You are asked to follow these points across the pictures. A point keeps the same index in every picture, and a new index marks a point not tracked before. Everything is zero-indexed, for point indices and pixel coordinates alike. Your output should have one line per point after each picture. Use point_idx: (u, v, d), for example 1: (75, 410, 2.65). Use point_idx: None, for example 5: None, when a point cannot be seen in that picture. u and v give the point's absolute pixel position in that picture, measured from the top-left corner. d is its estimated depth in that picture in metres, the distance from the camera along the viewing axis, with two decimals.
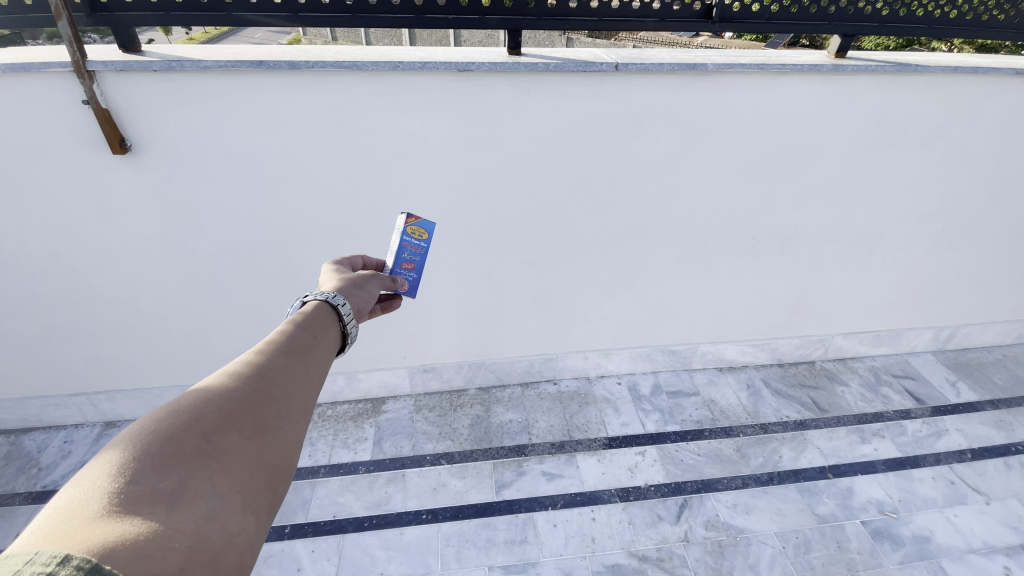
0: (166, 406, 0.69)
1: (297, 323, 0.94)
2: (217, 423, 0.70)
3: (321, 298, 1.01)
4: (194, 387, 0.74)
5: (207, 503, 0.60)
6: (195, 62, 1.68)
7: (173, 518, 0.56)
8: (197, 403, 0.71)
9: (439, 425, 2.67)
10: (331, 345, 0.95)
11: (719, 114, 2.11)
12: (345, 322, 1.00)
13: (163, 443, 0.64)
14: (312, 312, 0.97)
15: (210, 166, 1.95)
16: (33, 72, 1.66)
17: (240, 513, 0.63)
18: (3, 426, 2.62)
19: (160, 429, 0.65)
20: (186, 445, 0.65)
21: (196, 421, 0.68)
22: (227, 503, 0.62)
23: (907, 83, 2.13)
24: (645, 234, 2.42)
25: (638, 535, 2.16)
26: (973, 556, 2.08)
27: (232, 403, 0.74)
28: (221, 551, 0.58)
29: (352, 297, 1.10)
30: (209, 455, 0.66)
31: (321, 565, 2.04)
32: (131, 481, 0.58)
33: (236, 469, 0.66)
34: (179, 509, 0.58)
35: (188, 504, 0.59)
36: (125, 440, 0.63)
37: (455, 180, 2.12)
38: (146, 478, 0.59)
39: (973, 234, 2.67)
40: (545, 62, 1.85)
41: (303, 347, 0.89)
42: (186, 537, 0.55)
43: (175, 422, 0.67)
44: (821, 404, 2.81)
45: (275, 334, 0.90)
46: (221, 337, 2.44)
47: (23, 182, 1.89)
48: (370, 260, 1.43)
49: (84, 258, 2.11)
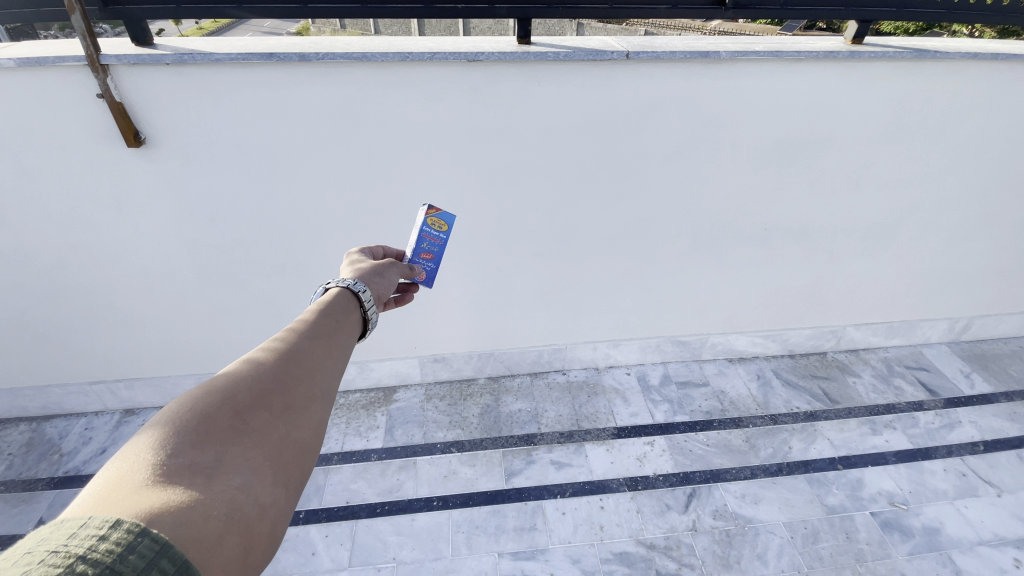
0: (201, 385, 0.72)
1: (321, 308, 0.94)
2: (248, 400, 0.72)
3: (343, 284, 1.01)
4: (225, 367, 0.76)
5: (240, 476, 0.63)
6: (206, 55, 1.69)
7: (210, 490, 0.59)
8: (229, 382, 0.73)
9: (449, 413, 2.70)
10: (353, 329, 0.96)
11: (731, 102, 2.08)
12: (366, 308, 1.01)
13: (199, 419, 0.66)
14: (335, 297, 0.98)
15: (222, 158, 1.97)
16: (49, 65, 1.69)
17: (272, 487, 0.65)
18: (26, 412, 2.70)
19: (195, 406, 0.68)
20: (221, 422, 0.67)
21: (229, 399, 0.71)
22: (259, 477, 0.64)
23: (926, 69, 2.08)
24: (655, 224, 2.41)
25: (646, 524, 2.18)
26: (984, 548, 2.07)
27: (261, 382, 0.75)
28: (254, 522, 0.60)
29: (372, 284, 1.10)
30: (242, 432, 0.68)
31: (335, 550, 2.09)
32: (171, 454, 0.61)
33: (267, 445, 0.68)
34: (215, 481, 0.60)
35: (223, 477, 0.62)
36: (164, 416, 0.65)
37: (465, 171, 2.12)
38: (184, 451, 0.62)
39: (991, 224, 2.62)
40: (555, 51, 1.83)
41: (328, 331, 0.90)
42: (222, 506, 0.58)
43: (209, 400, 0.69)
44: (832, 396, 2.80)
45: (301, 317, 0.91)
46: (235, 327, 2.48)
47: (41, 175, 1.93)
48: (391, 250, 1.42)
49: (101, 249, 2.15)
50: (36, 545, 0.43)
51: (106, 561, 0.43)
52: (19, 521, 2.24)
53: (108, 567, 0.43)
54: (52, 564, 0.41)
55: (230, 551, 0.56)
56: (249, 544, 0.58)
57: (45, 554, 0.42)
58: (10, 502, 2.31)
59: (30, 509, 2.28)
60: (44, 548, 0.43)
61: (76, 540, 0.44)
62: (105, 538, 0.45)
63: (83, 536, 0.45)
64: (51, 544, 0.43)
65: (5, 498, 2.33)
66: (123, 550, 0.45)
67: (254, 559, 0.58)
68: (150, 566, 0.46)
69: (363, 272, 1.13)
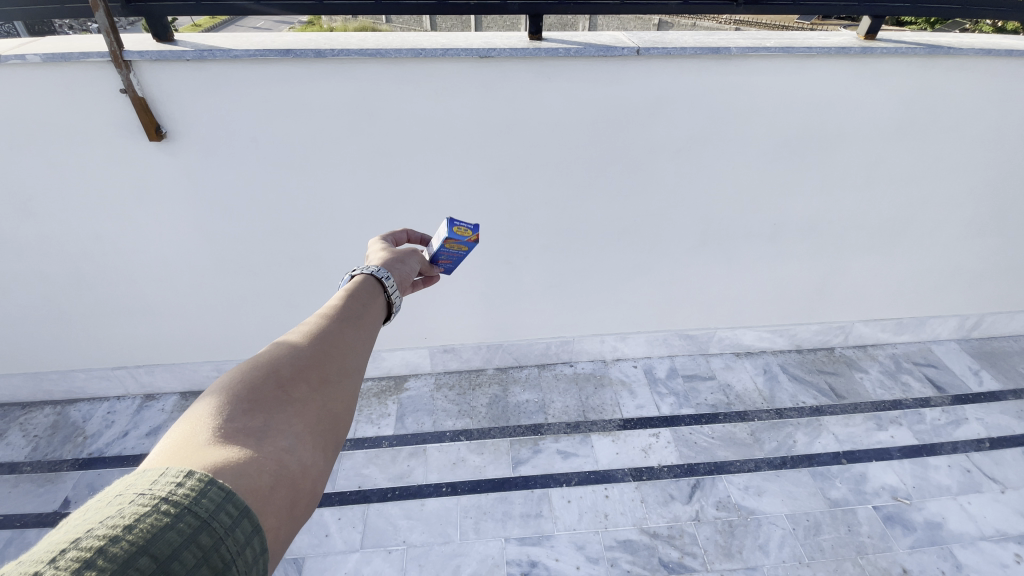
0: (244, 364, 0.77)
1: (348, 294, 0.99)
2: (289, 375, 0.78)
3: (368, 271, 1.05)
4: (267, 347, 0.82)
5: (285, 440, 0.68)
6: (225, 51, 1.74)
7: (260, 450, 0.64)
8: (271, 358, 0.79)
9: (458, 402, 2.76)
10: (380, 313, 1.00)
11: (742, 97, 2.08)
12: (390, 293, 1.05)
13: (247, 391, 0.73)
14: (361, 283, 1.03)
15: (240, 152, 2.02)
16: (74, 61, 1.74)
17: (312, 450, 0.70)
18: (52, 396, 2.81)
19: (243, 380, 0.74)
20: (266, 393, 0.73)
21: (272, 374, 0.77)
22: (301, 441, 0.70)
23: (939, 65, 2.06)
24: (663, 219, 2.42)
25: (649, 513, 2.23)
26: (985, 543, 2.09)
27: (299, 359, 0.81)
28: (299, 478, 0.65)
29: (395, 271, 1.14)
30: (284, 402, 0.74)
31: (347, 532, 2.17)
32: (225, 420, 0.67)
33: (307, 414, 0.74)
34: (264, 443, 0.66)
35: (271, 439, 0.67)
36: (216, 389, 0.72)
37: (476, 165, 2.16)
38: (236, 418, 0.68)
39: (1004, 220, 2.60)
40: (566, 47, 1.85)
41: (357, 313, 0.95)
42: (271, 463, 0.63)
43: (254, 376, 0.75)
44: (838, 391, 2.81)
45: (331, 302, 0.97)
46: (251, 316, 2.55)
47: (66, 167, 2.00)
48: (416, 235, 1.48)
49: (123, 240, 2.22)
50: (125, 488, 0.50)
51: (184, 502, 0.50)
52: (46, 499, 2.34)
53: (185, 509, 0.50)
54: (140, 504, 0.48)
55: (281, 501, 0.61)
56: (296, 497, 0.63)
57: (134, 496, 0.49)
58: (38, 481, 2.41)
59: (57, 488, 2.38)
60: (132, 491, 0.50)
61: (158, 485, 0.51)
62: (182, 485, 0.52)
63: (164, 482, 0.52)
64: (137, 487, 0.50)
65: (33, 477, 2.43)
66: (197, 494, 0.51)
67: (301, 512, 0.63)
68: (219, 509, 0.52)
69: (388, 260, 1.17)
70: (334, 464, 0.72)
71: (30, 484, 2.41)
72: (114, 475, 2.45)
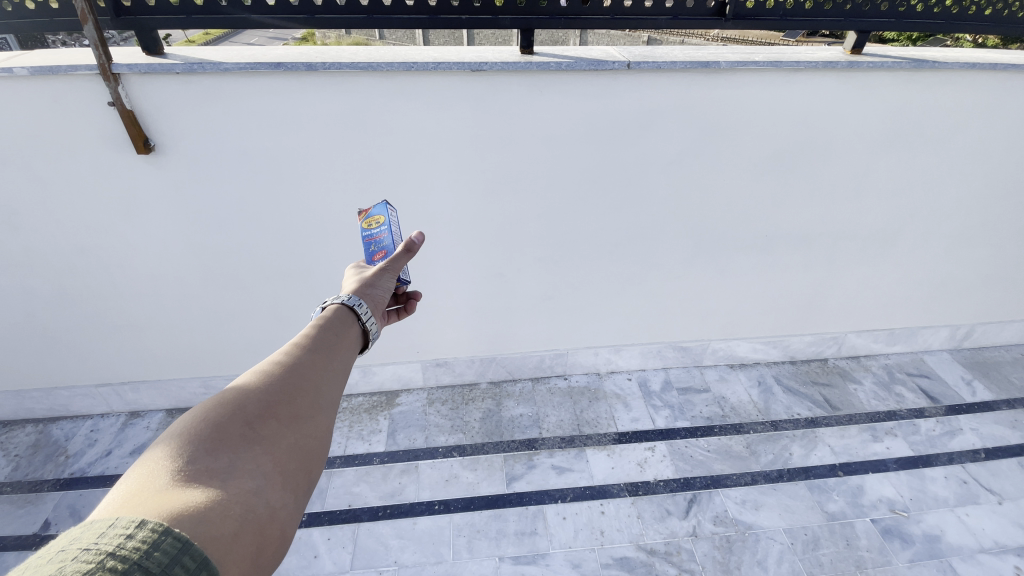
0: (210, 400, 0.75)
1: (322, 322, 0.97)
2: (257, 410, 0.75)
3: (340, 301, 1.02)
4: (234, 380, 0.80)
5: (252, 480, 0.66)
6: (215, 64, 1.73)
7: (224, 491, 0.62)
8: (238, 394, 0.77)
9: (451, 417, 2.72)
10: (355, 341, 0.99)
11: (732, 110, 2.10)
12: (364, 322, 1.02)
13: (211, 429, 0.70)
14: (334, 312, 1.00)
15: (229, 166, 2.00)
16: (62, 74, 1.73)
17: (282, 491, 0.68)
18: (33, 414, 2.73)
19: (208, 417, 0.71)
20: (232, 431, 0.71)
21: (239, 410, 0.74)
22: (270, 481, 0.68)
23: (925, 79, 2.10)
24: (656, 231, 2.43)
25: (647, 529, 2.19)
26: (984, 556, 2.07)
27: (268, 393, 0.79)
28: (266, 523, 0.63)
29: (370, 297, 1.11)
30: (251, 440, 0.71)
31: (337, 553, 2.11)
32: (186, 461, 0.64)
33: (276, 451, 0.72)
34: (229, 484, 0.64)
35: (236, 481, 0.65)
36: (180, 426, 0.69)
37: (468, 179, 2.15)
38: (199, 458, 0.65)
39: (991, 231, 2.63)
40: (557, 61, 1.86)
41: (330, 343, 0.93)
42: (237, 506, 0.61)
43: (219, 412, 0.73)
44: (833, 403, 2.80)
45: (304, 332, 0.94)
46: (240, 331, 2.51)
47: (49, 181, 1.96)
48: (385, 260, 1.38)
49: (108, 254, 2.18)
50: (69, 543, 0.47)
51: (133, 557, 0.47)
52: (24, 522, 2.26)
53: (134, 564, 0.46)
54: (84, 561, 0.45)
55: (245, 548, 0.59)
56: (262, 543, 0.61)
57: (77, 551, 0.46)
58: (17, 503, 2.33)
59: (36, 510, 2.30)
60: (76, 546, 0.46)
61: (105, 538, 0.48)
62: (132, 537, 0.49)
63: (112, 535, 0.49)
64: (82, 542, 0.47)
65: (11, 499, 2.35)
66: (148, 547, 0.48)
67: (268, 557, 0.61)
68: (173, 562, 0.49)
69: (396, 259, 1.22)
70: (306, 505, 0.70)
71: (7, 506, 2.33)
72: (97, 495, 2.38)
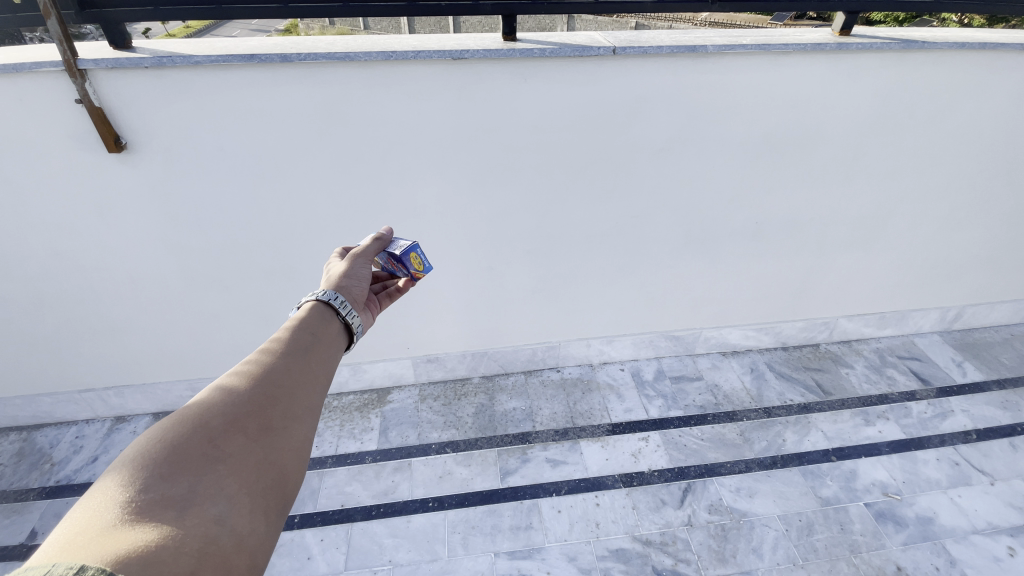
0: (171, 417, 0.72)
1: (298, 322, 0.96)
2: (222, 426, 0.73)
3: (315, 297, 1.01)
4: (198, 395, 0.77)
5: (216, 505, 0.63)
6: (185, 58, 1.66)
7: (183, 522, 0.59)
8: (200, 410, 0.74)
9: (443, 414, 2.69)
10: (336, 339, 0.97)
11: (720, 96, 2.06)
12: (343, 315, 1.01)
13: (169, 451, 0.67)
14: (312, 309, 0.99)
15: (207, 163, 1.94)
16: (26, 72, 1.65)
17: (250, 514, 0.65)
18: (16, 422, 2.68)
19: (164, 438, 0.68)
20: (193, 451, 0.68)
21: (200, 427, 0.71)
22: (237, 505, 0.65)
23: (914, 60, 2.07)
24: (646, 220, 2.40)
25: (641, 520, 2.18)
26: (977, 537, 2.08)
27: (236, 407, 0.76)
28: (231, 552, 0.60)
29: (348, 289, 1.10)
30: (216, 460, 0.68)
31: (331, 553, 2.08)
32: (139, 491, 0.61)
33: (243, 470, 0.69)
34: (189, 513, 0.61)
35: (197, 509, 0.61)
36: (136, 449, 0.66)
37: (454, 171, 2.11)
38: (157, 485, 0.62)
39: (981, 212, 2.63)
40: (541, 48, 1.81)
41: (306, 346, 0.91)
42: (196, 540, 0.58)
43: (179, 432, 0.69)
44: (825, 387, 2.81)
45: (278, 334, 0.92)
46: (225, 332, 2.47)
47: (19, 183, 1.89)
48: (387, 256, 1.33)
49: (84, 257, 2.12)
50: None
51: None
52: (9, 532, 2.21)
53: None
54: None
55: None
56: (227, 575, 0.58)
57: None
58: (2, 513, 2.29)
59: (22, 520, 2.26)
60: None
61: None
62: None
63: None
64: None
65: None
66: None
67: None
68: None
69: (366, 245, 1.25)
70: (278, 527, 0.67)
71: None
72: None
